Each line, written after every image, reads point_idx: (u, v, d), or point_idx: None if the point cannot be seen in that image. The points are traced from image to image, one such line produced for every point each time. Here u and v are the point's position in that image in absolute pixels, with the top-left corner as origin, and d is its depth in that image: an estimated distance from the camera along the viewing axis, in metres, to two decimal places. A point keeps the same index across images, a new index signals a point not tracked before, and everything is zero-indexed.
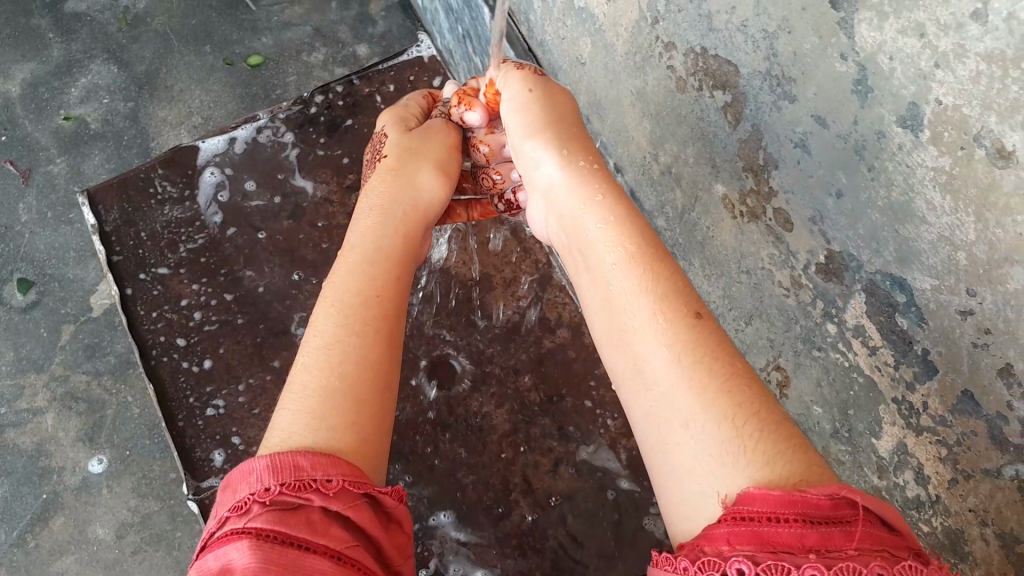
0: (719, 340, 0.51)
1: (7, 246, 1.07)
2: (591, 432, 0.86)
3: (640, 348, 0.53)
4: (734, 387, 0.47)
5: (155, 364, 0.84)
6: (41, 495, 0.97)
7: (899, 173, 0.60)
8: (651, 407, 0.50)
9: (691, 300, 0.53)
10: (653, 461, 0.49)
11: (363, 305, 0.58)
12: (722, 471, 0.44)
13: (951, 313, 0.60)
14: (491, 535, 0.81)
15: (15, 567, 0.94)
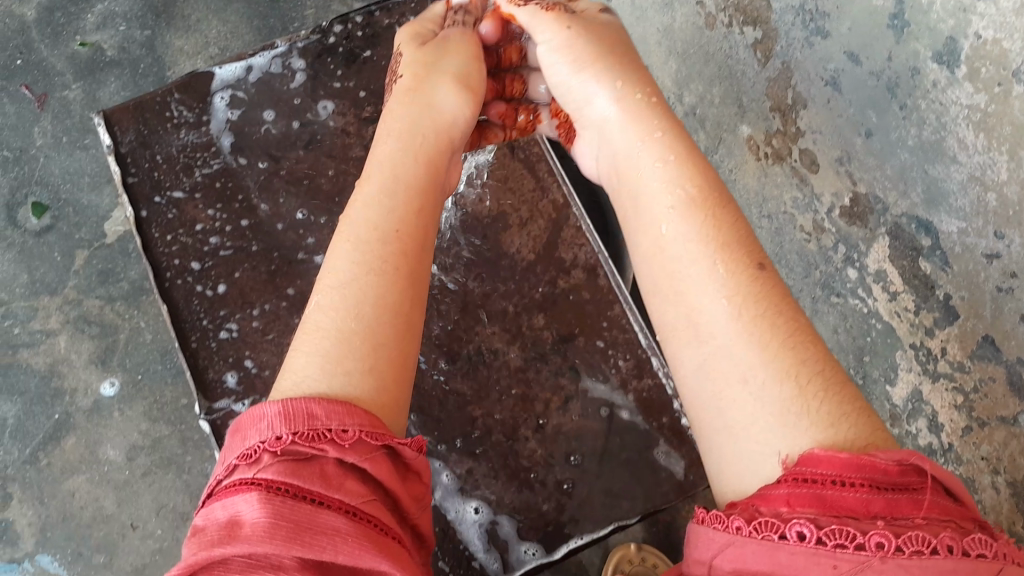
0: (777, 295, 0.52)
1: (21, 169, 1.07)
2: (603, 371, 0.86)
3: (697, 296, 0.53)
4: (795, 345, 0.49)
5: (168, 286, 0.84)
6: (54, 415, 0.98)
7: (932, 112, 0.58)
8: (702, 360, 0.51)
9: (750, 253, 0.54)
10: (700, 411, 0.51)
11: (381, 241, 0.57)
12: (784, 430, 0.46)
13: (977, 257, 0.60)
14: (499, 467, 0.82)
15: (28, 484, 0.96)
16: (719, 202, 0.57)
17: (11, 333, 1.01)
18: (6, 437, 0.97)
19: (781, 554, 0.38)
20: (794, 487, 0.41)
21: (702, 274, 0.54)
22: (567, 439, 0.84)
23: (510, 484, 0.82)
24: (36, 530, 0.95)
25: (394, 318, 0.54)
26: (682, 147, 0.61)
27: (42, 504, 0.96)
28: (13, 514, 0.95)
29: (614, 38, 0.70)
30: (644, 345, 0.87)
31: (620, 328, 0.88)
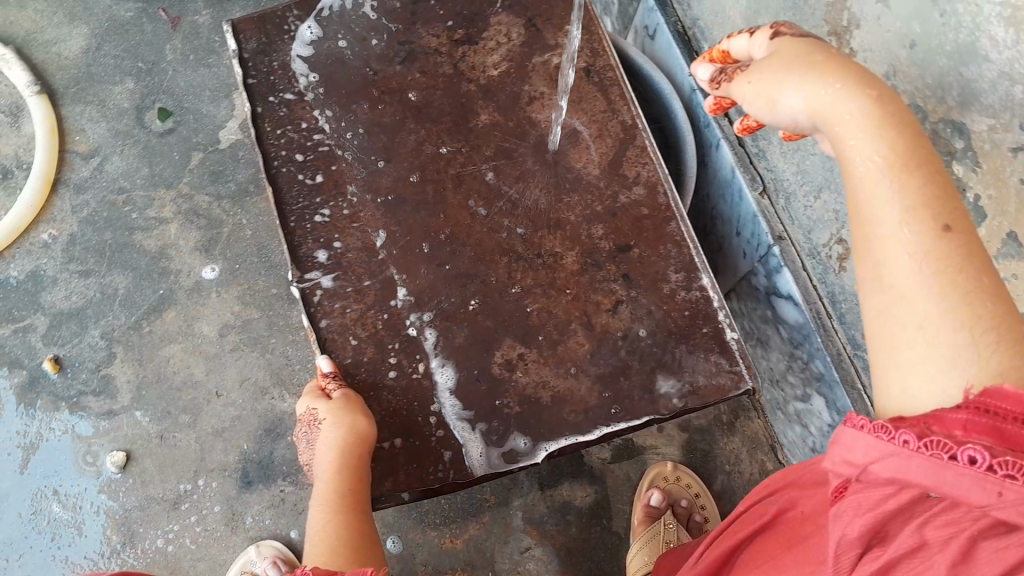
0: (968, 254, 0.48)
1: (152, 79, 1.21)
2: (654, 279, 0.90)
3: (888, 261, 0.49)
4: (976, 296, 0.46)
5: (275, 172, 0.92)
6: (159, 290, 1.10)
7: (969, 14, 0.64)
8: (887, 313, 0.49)
9: (946, 217, 0.48)
10: (881, 356, 0.50)
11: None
12: (959, 372, 0.45)
13: (1004, 152, 0.64)
14: (546, 354, 0.86)
15: (131, 347, 1.08)
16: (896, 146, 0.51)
17: (129, 217, 1.14)
18: (116, 304, 1.10)
19: (947, 475, 0.37)
20: (971, 416, 0.39)
21: (888, 237, 0.49)
22: (614, 337, 0.87)
23: (555, 370, 0.85)
24: (132, 388, 1.06)
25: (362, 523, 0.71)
26: (870, 106, 0.51)
27: (141, 366, 1.07)
28: (114, 372, 1.07)
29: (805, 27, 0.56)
30: (695, 258, 0.91)
31: (673, 243, 0.92)
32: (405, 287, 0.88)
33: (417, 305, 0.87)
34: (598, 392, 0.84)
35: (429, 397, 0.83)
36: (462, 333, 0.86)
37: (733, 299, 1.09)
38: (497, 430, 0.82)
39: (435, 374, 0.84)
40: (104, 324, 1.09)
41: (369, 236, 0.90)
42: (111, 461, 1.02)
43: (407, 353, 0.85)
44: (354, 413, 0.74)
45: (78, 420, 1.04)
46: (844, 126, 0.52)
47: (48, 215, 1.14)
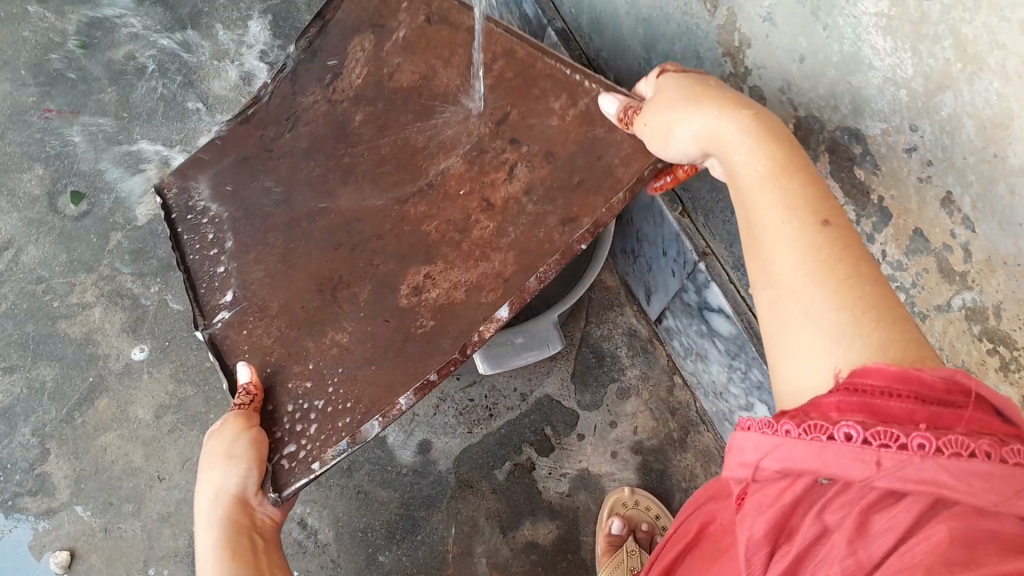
0: (850, 247, 0.49)
1: (62, 162, 1.18)
2: (544, 123, 0.73)
3: (775, 257, 0.51)
4: (855, 281, 0.48)
5: (192, 262, 0.75)
6: (88, 378, 1.07)
7: (849, 26, 0.66)
8: (777, 304, 0.50)
9: (826, 210, 0.51)
10: (774, 350, 0.50)
11: None
12: (842, 346, 0.45)
13: (899, 153, 0.66)
14: (453, 258, 0.71)
15: (65, 441, 1.04)
16: (774, 154, 0.55)
17: (51, 306, 1.10)
18: (46, 398, 1.06)
19: (829, 453, 0.38)
20: (844, 397, 0.40)
21: (773, 235, 0.52)
22: (517, 202, 0.71)
23: (466, 265, 0.70)
24: (71, 482, 1.02)
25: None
26: (753, 124, 0.57)
27: (77, 458, 1.04)
28: (50, 468, 1.03)
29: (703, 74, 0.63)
30: (573, 75, 0.73)
31: (547, 77, 0.74)
32: (306, 266, 0.73)
33: (320, 291, 0.72)
34: (513, 258, 0.69)
35: (337, 360, 0.69)
36: (366, 291, 0.71)
37: (666, 318, 1.09)
38: (418, 350, 0.68)
39: (342, 337, 0.70)
40: (35, 420, 1.05)
41: (272, 255, 0.74)
42: (55, 562, 0.98)
43: (313, 336, 0.70)
44: (226, 446, 0.63)
45: (18, 523, 1.01)
46: (733, 148, 0.57)
47: None
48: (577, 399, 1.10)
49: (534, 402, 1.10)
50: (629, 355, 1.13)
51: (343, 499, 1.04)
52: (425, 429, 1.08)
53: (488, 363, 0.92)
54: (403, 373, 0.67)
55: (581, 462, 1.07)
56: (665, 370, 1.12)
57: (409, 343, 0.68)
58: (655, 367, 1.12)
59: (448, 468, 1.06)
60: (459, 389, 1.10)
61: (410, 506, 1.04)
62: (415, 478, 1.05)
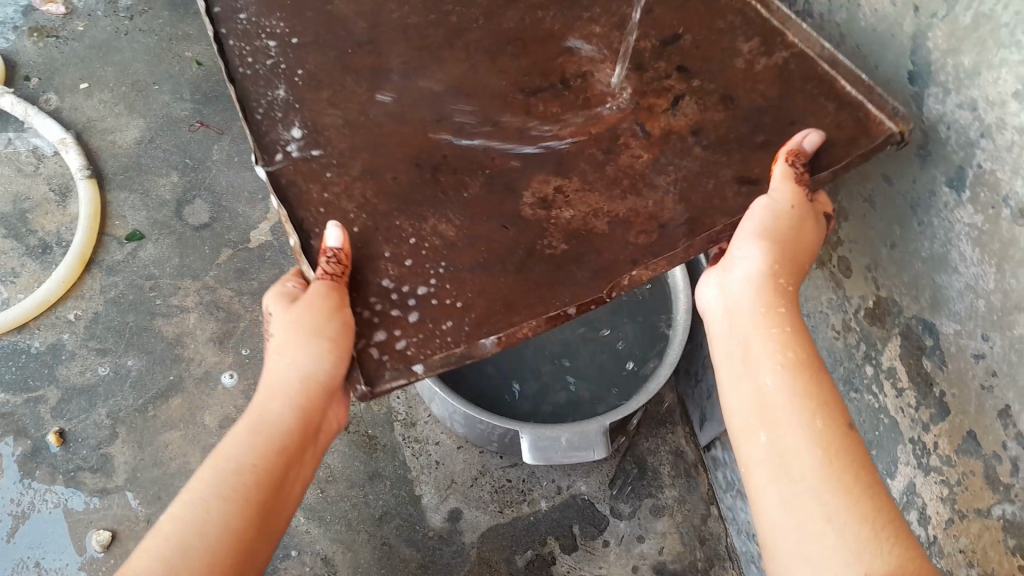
0: (858, 451, 0.60)
1: (196, 175, 1.29)
2: (722, 61, 0.82)
3: (791, 444, 0.61)
4: (870, 493, 0.58)
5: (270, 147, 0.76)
6: (170, 376, 1.15)
7: (943, 228, 0.70)
8: (790, 495, 0.59)
9: (840, 412, 0.62)
10: (778, 536, 0.59)
11: (239, 479, 0.62)
12: (863, 560, 0.55)
13: (968, 356, 0.69)
14: (593, 182, 0.77)
15: (134, 428, 1.12)
16: (787, 306, 0.68)
17: (153, 302, 1.20)
18: (128, 385, 1.14)
19: None
20: None
21: (794, 429, 0.61)
22: (683, 137, 0.78)
23: (605, 194, 0.76)
24: (129, 469, 1.09)
25: (220, 500, 0.61)
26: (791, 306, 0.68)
27: (140, 448, 1.11)
28: (113, 451, 1.10)
29: (794, 227, 0.70)
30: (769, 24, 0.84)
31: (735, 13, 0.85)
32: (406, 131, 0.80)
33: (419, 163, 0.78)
34: (672, 203, 0.75)
35: (440, 257, 0.72)
36: (476, 187, 0.77)
37: (715, 448, 1.12)
38: (545, 270, 0.72)
39: (449, 233, 0.74)
40: (112, 404, 1.13)
41: (350, 127, 0.79)
42: (96, 540, 1.04)
43: (409, 217, 0.74)
44: (308, 328, 0.64)
45: (74, 495, 1.07)
46: (781, 317, 0.67)
47: (77, 293, 1.20)
48: (611, 506, 1.12)
49: (569, 496, 1.13)
50: (671, 475, 1.15)
51: (367, 547, 1.08)
52: (458, 496, 1.12)
53: (535, 454, 0.94)
54: (523, 295, 0.70)
55: (601, 568, 1.08)
56: (703, 498, 1.14)
57: (531, 258, 0.73)
58: (694, 492, 1.14)
59: (472, 540, 1.09)
60: (500, 468, 1.14)
61: (428, 570, 1.07)
62: (439, 543, 1.08)
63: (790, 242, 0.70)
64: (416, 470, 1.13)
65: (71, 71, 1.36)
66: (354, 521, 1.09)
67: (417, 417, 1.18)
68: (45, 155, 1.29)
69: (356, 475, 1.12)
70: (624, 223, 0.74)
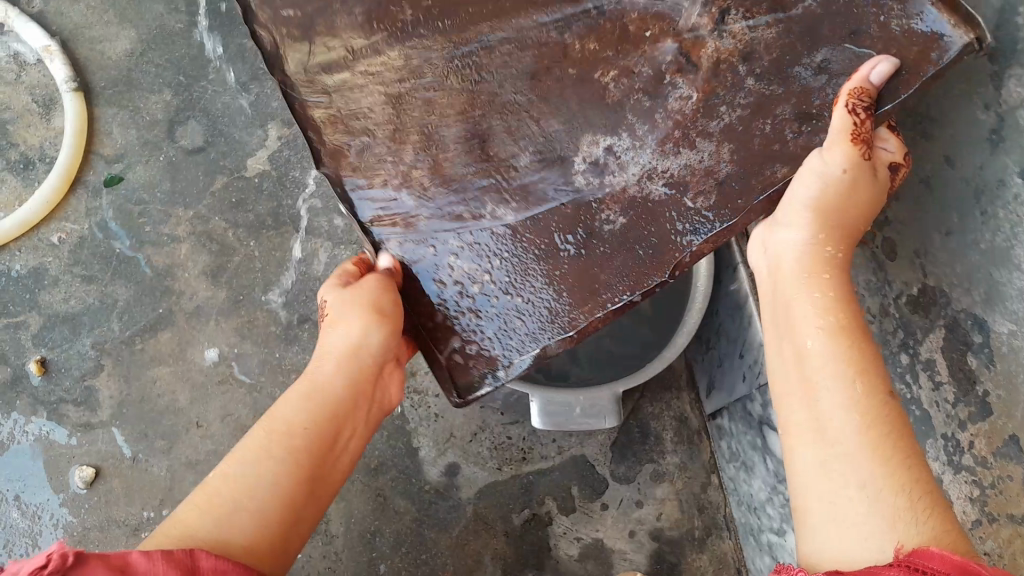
0: (900, 418, 0.55)
1: (190, 94, 1.18)
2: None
3: (823, 407, 0.56)
4: (910, 463, 0.53)
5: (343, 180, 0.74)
6: (159, 309, 1.10)
7: (1009, 221, 0.65)
8: (820, 460, 0.55)
9: (883, 376, 0.57)
10: (808, 500, 0.55)
11: (299, 435, 0.63)
12: (895, 532, 0.50)
13: (1020, 359, 0.65)
14: (644, 139, 0.73)
15: (120, 362, 1.07)
16: (826, 266, 0.64)
17: (142, 229, 1.13)
18: (114, 316, 1.09)
19: None
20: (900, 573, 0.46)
21: (830, 390, 0.56)
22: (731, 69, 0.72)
23: (657, 151, 0.72)
24: (114, 404, 1.05)
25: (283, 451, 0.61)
26: (835, 268, 0.64)
27: (126, 382, 1.06)
28: (99, 384, 1.06)
29: (846, 180, 0.65)
30: None
31: None
32: (441, 93, 0.75)
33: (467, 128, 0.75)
34: (728, 152, 0.71)
35: (504, 246, 0.72)
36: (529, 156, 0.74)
37: (721, 417, 1.08)
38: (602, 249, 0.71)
39: (507, 220, 0.73)
40: (97, 334, 1.08)
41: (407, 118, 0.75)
42: (80, 477, 1.02)
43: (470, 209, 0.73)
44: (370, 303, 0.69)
45: (56, 428, 1.04)
46: (825, 279, 0.63)
47: (61, 215, 1.12)
48: (611, 470, 1.09)
49: (569, 457, 1.09)
50: (674, 440, 1.12)
51: (362, 496, 1.06)
52: (456, 451, 1.09)
53: (544, 419, 0.92)
54: (585, 286, 0.71)
55: (597, 531, 1.07)
56: (705, 467, 1.11)
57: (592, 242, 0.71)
58: (696, 461, 1.11)
59: (468, 497, 1.07)
60: (501, 425, 1.10)
61: (423, 523, 1.05)
62: (435, 498, 1.06)
63: (831, 202, 0.65)
64: (414, 422, 1.09)
65: None
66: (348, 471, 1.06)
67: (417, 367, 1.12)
68: (26, 62, 1.17)
69: None
70: (682, 189, 0.71)
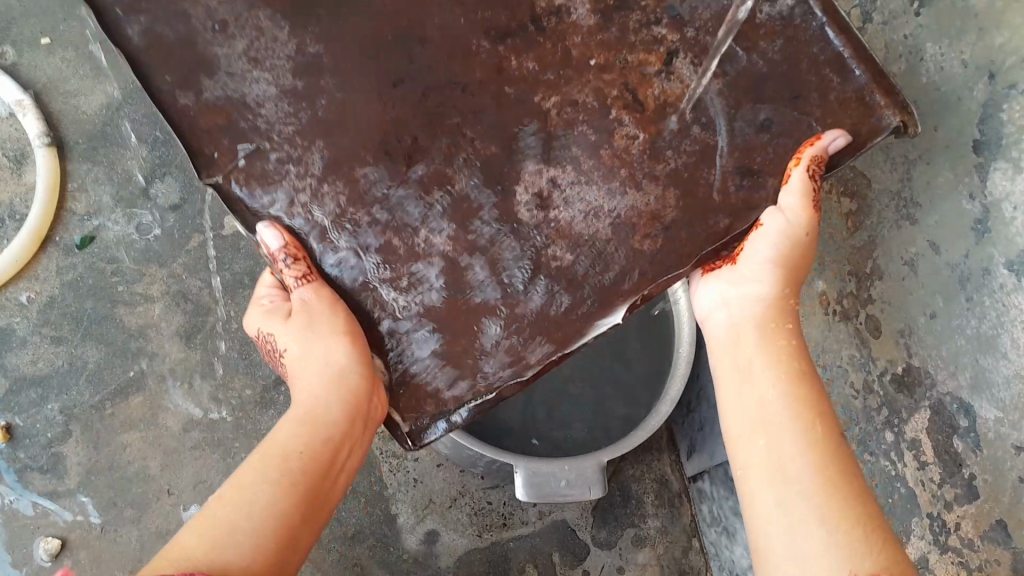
0: (851, 461, 0.59)
1: (168, 150, 1.15)
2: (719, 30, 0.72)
3: (782, 450, 0.60)
4: (865, 504, 0.57)
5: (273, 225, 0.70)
6: (129, 371, 1.07)
7: (995, 309, 0.66)
8: (781, 500, 0.58)
9: (833, 423, 0.61)
10: (771, 542, 0.58)
11: (285, 460, 0.63)
12: (857, 570, 0.53)
13: (1008, 446, 0.65)
14: (590, 171, 0.71)
15: (89, 428, 1.04)
16: (787, 325, 0.68)
17: (114, 288, 1.10)
18: (84, 379, 1.06)
19: None
20: None
21: (789, 434, 0.60)
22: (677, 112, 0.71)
23: (605, 188, 0.71)
24: (83, 472, 1.03)
25: (271, 479, 0.62)
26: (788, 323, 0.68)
27: (95, 449, 1.04)
28: (67, 451, 1.03)
29: (804, 243, 0.68)
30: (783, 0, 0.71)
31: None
32: (365, 120, 0.70)
33: (387, 154, 0.70)
34: (675, 197, 0.70)
35: (445, 279, 0.70)
36: (465, 179, 0.71)
37: (701, 481, 1.08)
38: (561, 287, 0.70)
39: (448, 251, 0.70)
40: (66, 398, 1.05)
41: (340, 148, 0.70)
42: (44, 549, 0.99)
43: (401, 236, 0.70)
44: (316, 325, 0.67)
45: (19, 497, 1.01)
46: (778, 332, 0.67)
47: (31, 274, 1.09)
48: (593, 536, 1.08)
49: (550, 523, 1.08)
50: (655, 503, 1.11)
51: (338, 566, 1.03)
52: (436, 518, 1.07)
53: (530, 491, 0.90)
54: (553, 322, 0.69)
55: None
56: (686, 530, 1.11)
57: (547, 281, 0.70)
58: (677, 525, 1.11)
59: (448, 564, 1.05)
60: (481, 490, 1.08)
61: None
62: (414, 567, 1.05)
63: (788, 256, 0.68)
64: (393, 487, 1.07)
65: (29, 21, 1.15)
66: (324, 540, 1.03)
67: None
68: None
69: None
70: (631, 227, 0.70)
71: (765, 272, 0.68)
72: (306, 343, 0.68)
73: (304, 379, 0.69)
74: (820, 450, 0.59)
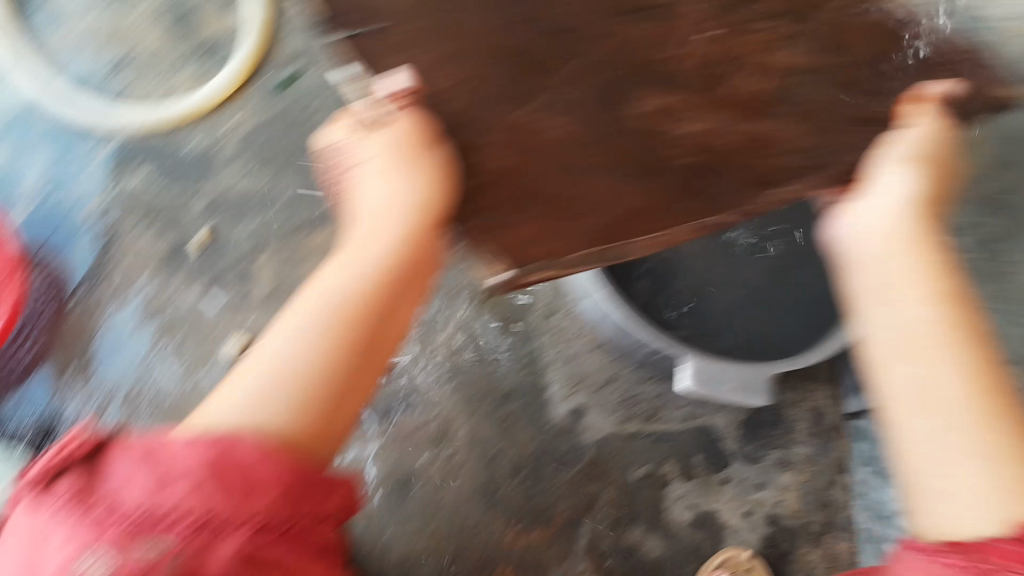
0: (998, 378, 0.63)
1: None
2: None
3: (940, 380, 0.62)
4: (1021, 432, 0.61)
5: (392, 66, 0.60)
6: (320, 204, 1.11)
7: None
8: (937, 433, 0.62)
9: (978, 338, 0.64)
10: (923, 472, 0.63)
11: (336, 317, 0.65)
12: (1009, 502, 0.58)
13: None
14: (722, 90, 0.66)
15: (283, 245, 1.10)
16: (931, 230, 0.70)
17: (313, 123, 1.13)
18: (279, 203, 1.11)
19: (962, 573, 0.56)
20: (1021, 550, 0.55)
21: (943, 365, 0.63)
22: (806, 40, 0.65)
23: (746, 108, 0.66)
24: (273, 284, 1.09)
25: (318, 344, 0.63)
26: (926, 229, 0.70)
27: (286, 265, 1.09)
28: (261, 262, 1.10)
29: (943, 155, 0.70)
30: None
31: None
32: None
33: (511, 59, 0.62)
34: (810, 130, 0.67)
35: (563, 152, 0.66)
36: (589, 77, 0.64)
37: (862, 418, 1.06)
38: (679, 183, 0.67)
39: (568, 129, 0.65)
40: (262, 218, 1.11)
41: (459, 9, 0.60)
42: (235, 345, 1.06)
43: (519, 107, 0.63)
44: (398, 157, 0.67)
45: (211, 300, 1.08)
46: (924, 243, 0.69)
47: (238, 98, 1.13)
48: (738, 447, 1.08)
49: (698, 426, 1.08)
50: (807, 432, 1.09)
51: (490, 419, 1.08)
52: (586, 396, 1.09)
53: (694, 381, 0.91)
54: (677, 190, 0.68)
55: (714, 503, 1.06)
56: (834, 464, 1.08)
57: (671, 170, 0.67)
58: (826, 456, 1.08)
59: (592, 442, 1.08)
60: (635, 380, 1.09)
61: (543, 457, 1.07)
62: (560, 435, 1.08)
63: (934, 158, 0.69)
64: (550, 358, 1.10)
65: None
66: (481, 394, 1.08)
67: (559, 308, 1.11)
68: None
69: (487, 347, 1.10)
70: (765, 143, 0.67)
71: (905, 187, 0.69)
72: (389, 181, 0.69)
73: (379, 219, 0.71)
74: (972, 376, 0.62)
